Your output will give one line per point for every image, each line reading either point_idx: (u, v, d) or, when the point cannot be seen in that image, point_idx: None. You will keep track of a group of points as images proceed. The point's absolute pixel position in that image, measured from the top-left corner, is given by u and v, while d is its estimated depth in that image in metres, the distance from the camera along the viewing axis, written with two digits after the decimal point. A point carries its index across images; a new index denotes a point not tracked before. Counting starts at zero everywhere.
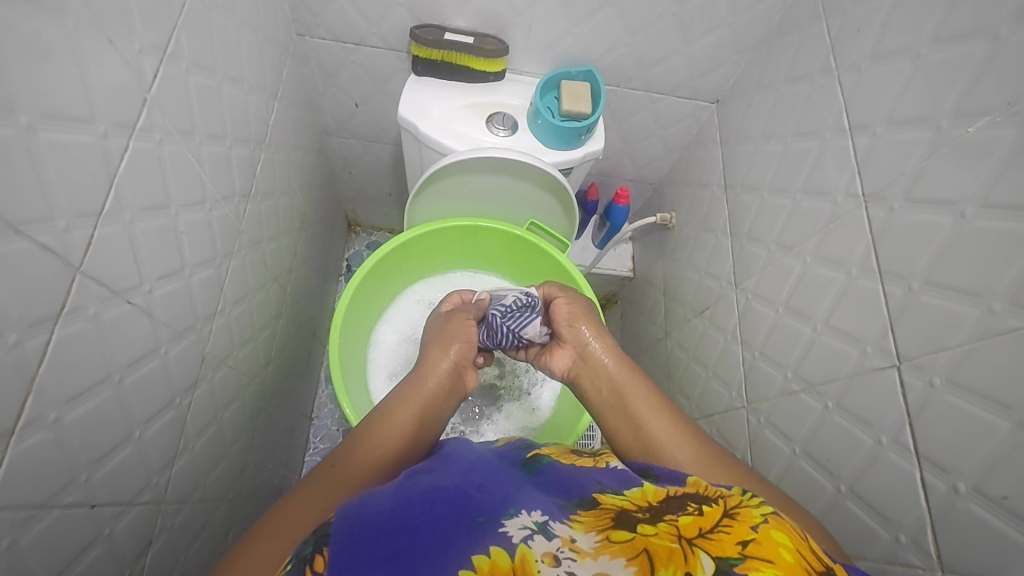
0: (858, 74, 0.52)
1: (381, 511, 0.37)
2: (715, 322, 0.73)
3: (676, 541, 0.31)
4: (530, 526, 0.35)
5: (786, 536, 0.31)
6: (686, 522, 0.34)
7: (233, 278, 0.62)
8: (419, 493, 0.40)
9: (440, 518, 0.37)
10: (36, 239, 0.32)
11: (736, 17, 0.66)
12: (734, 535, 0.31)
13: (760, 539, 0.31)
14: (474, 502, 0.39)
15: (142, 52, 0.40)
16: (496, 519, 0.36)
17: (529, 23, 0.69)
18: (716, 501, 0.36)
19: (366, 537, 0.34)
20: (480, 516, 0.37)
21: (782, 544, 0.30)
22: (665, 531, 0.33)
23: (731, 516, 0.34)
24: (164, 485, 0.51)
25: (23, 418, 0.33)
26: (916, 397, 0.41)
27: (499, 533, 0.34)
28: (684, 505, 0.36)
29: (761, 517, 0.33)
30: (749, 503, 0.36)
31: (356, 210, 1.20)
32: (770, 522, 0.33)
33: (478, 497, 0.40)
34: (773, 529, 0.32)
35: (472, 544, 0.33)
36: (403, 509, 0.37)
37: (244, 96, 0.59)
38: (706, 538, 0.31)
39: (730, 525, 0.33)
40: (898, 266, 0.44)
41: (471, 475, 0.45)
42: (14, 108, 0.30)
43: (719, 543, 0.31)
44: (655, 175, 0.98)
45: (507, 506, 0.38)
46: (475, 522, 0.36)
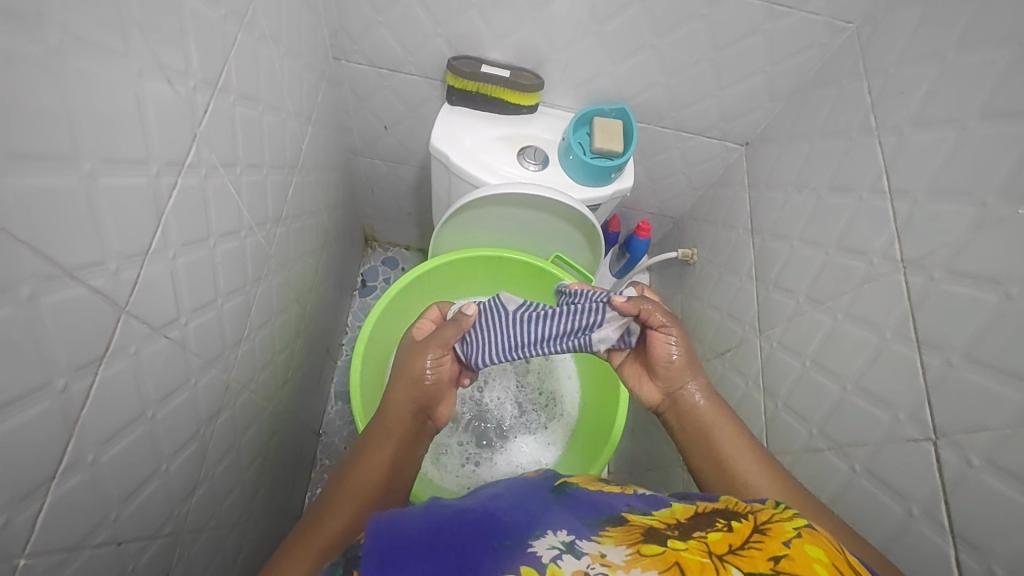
0: (899, 137, 0.52)
1: (410, 534, 0.35)
2: (736, 366, 0.73)
3: (707, 556, 0.30)
4: (557, 545, 0.32)
5: (820, 550, 0.30)
6: (715, 538, 0.32)
7: (259, 303, 0.61)
8: (442, 518, 0.38)
9: (466, 541, 0.35)
10: (88, 283, 0.32)
11: (773, 66, 0.67)
12: (766, 551, 0.30)
13: (794, 555, 0.29)
14: (498, 522, 0.37)
15: (195, 89, 0.40)
16: (523, 539, 0.34)
17: (565, 60, 0.70)
18: (746, 516, 0.35)
19: (396, 559, 0.33)
20: (507, 538, 0.34)
21: (816, 559, 0.29)
22: (695, 546, 0.31)
23: (762, 531, 0.32)
24: (184, 516, 0.51)
25: (64, 461, 0.32)
26: (952, 473, 0.41)
27: (527, 553, 0.32)
28: (712, 521, 0.35)
29: (792, 531, 0.32)
30: (781, 516, 0.34)
31: (374, 226, 1.20)
32: (803, 537, 0.31)
33: (504, 518, 0.38)
34: (807, 544, 0.30)
35: (500, 566, 0.31)
36: (429, 534, 0.36)
37: (283, 123, 0.59)
38: (737, 555, 0.30)
39: (761, 540, 0.31)
40: (936, 336, 0.44)
41: (494, 500, 0.42)
42: (79, 156, 0.29)
43: (751, 559, 0.29)
44: (677, 210, 0.99)
45: (534, 526, 0.35)
46: (503, 545, 0.33)
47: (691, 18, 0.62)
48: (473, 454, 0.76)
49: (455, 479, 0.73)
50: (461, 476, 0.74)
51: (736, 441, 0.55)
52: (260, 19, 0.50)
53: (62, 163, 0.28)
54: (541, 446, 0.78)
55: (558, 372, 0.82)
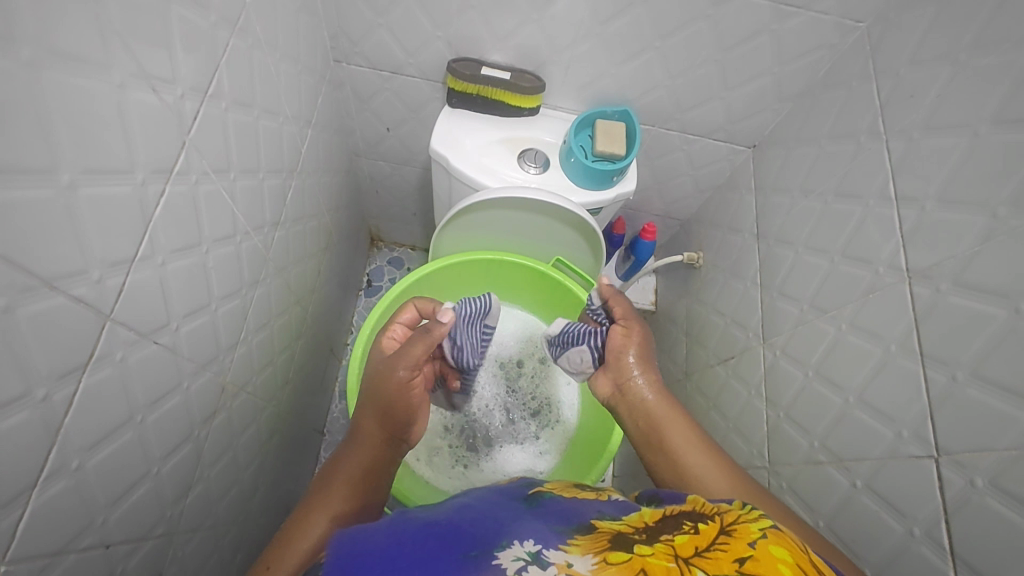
0: (908, 142, 0.50)
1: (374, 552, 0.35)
2: (739, 374, 0.72)
3: (672, 560, 0.29)
4: (523, 556, 0.32)
5: (785, 549, 0.29)
6: (681, 541, 0.32)
7: (257, 306, 0.62)
8: (412, 530, 0.38)
9: (432, 552, 0.34)
10: (70, 293, 0.32)
11: (781, 67, 0.65)
12: (731, 552, 0.29)
13: (758, 555, 0.29)
14: (466, 533, 0.36)
15: (183, 96, 0.40)
16: (489, 549, 0.33)
17: (567, 62, 0.69)
18: (712, 518, 0.34)
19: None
20: (473, 549, 0.34)
21: (781, 559, 0.28)
22: (661, 550, 0.31)
23: (728, 533, 0.32)
24: (177, 517, 0.51)
25: (46, 469, 0.33)
26: (955, 494, 0.39)
27: (492, 565, 0.31)
28: (679, 524, 0.34)
29: (758, 531, 0.31)
30: (747, 517, 0.34)
31: (380, 226, 1.20)
32: (769, 537, 0.31)
33: (471, 530, 0.37)
34: (771, 544, 0.30)
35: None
36: (395, 547, 0.35)
37: (280, 127, 0.59)
38: (702, 557, 0.29)
39: (727, 542, 0.31)
40: (941, 351, 0.42)
41: (466, 510, 0.42)
42: (58, 168, 0.30)
43: (716, 561, 0.29)
44: (684, 212, 0.97)
45: (501, 537, 0.35)
46: (469, 555, 0.33)
47: (695, 19, 0.61)
48: (464, 456, 0.76)
49: (445, 481, 0.73)
50: (451, 478, 0.74)
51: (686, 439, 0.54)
52: (254, 24, 0.50)
53: (39, 175, 0.28)
54: (531, 454, 0.77)
55: (555, 379, 0.81)
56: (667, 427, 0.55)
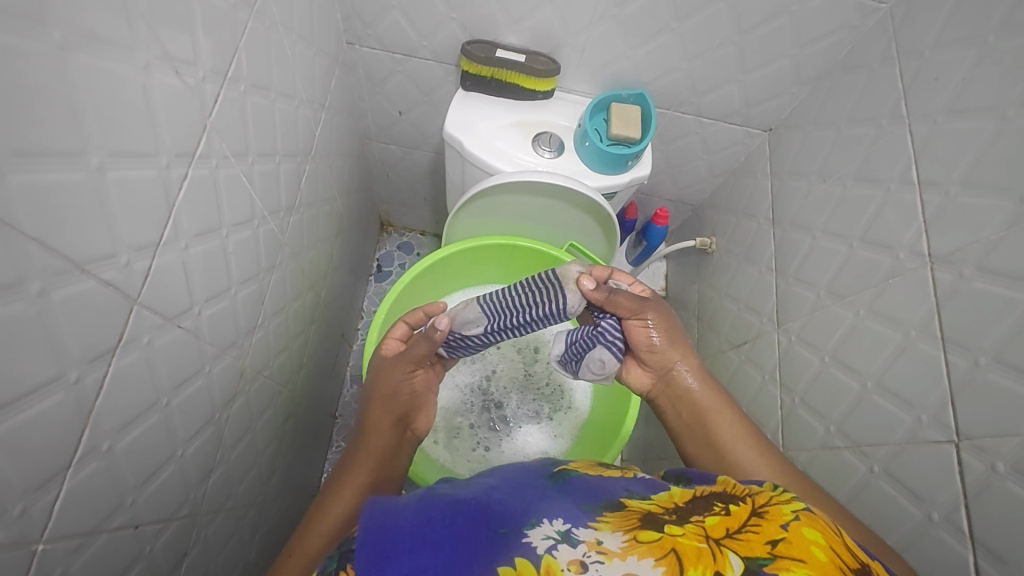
0: (932, 125, 0.49)
1: (405, 521, 0.36)
2: (752, 359, 0.72)
3: (704, 541, 0.30)
4: (553, 535, 0.32)
5: (818, 533, 0.30)
6: (712, 521, 0.32)
7: (273, 291, 0.62)
8: (441, 505, 0.39)
9: (461, 530, 0.35)
10: (100, 276, 0.32)
11: (801, 49, 0.64)
12: (763, 534, 0.30)
13: (792, 538, 0.29)
14: (494, 511, 0.37)
15: (204, 79, 0.40)
16: (518, 528, 0.34)
17: (583, 44, 0.68)
18: (744, 499, 0.35)
19: (390, 546, 0.33)
20: (503, 526, 0.35)
21: (814, 542, 0.29)
22: (692, 531, 0.31)
23: (760, 515, 0.32)
24: (200, 498, 0.52)
25: (80, 450, 0.33)
26: (976, 479, 0.40)
27: (521, 544, 0.32)
28: (710, 504, 0.35)
29: (790, 513, 0.32)
30: (780, 499, 0.34)
31: (389, 210, 1.20)
32: (801, 520, 0.31)
33: (501, 507, 0.38)
34: (804, 527, 0.30)
35: (494, 557, 0.31)
36: (424, 522, 0.36)
37: (295, 111, 0.59)
38: (733, 538, 0.30)
39: (758, 524, 0.31)
40: (964, 337, 0.42)
41: (493, 489, 0.42)
42: (87, 152, 0.29)
43: (749, 544, 0.29)
44: (696, 197, 0.97)
45: (530, 515, 0.35)
46: (498, 534, 0.34)
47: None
48: (483, 439, 0.77)
49: (465, 464, 0.75)
50: (470, 460, 0.76)
51: (733, 431, 0.55)
52: (270, 6, 0.49)
53: (70, 158, 0.28)
54: (547, 436, 0.78)
55: None
56: (713, 417, 0.56)
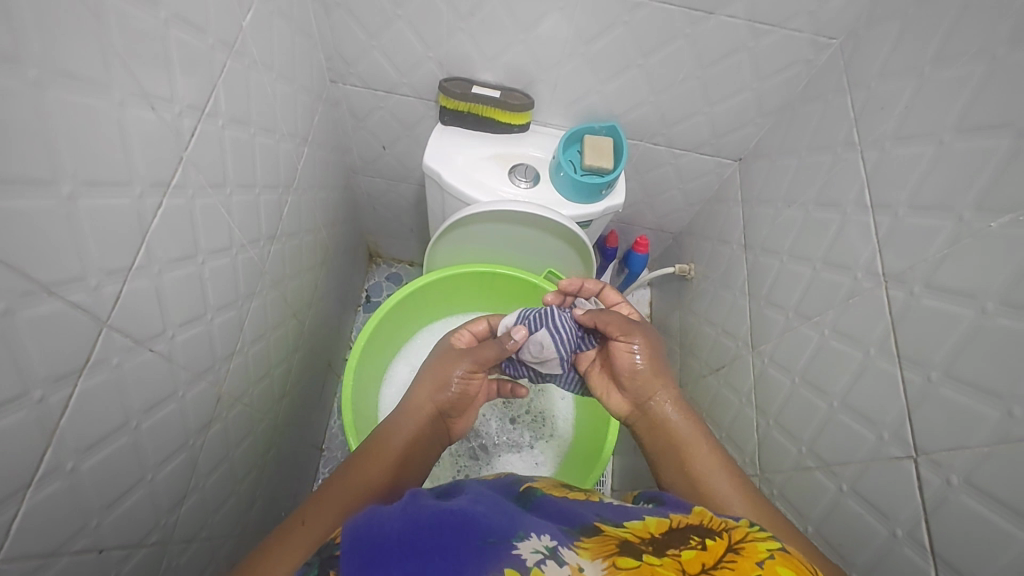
0: (881, 151, 0.52)
1: (392, 526, 0.35)
2: (729, 382, 0.72)
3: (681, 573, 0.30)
4: (541, 550, 0.33)
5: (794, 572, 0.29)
6: (688, 557, 0.32)
7: (253, 318, 0.63)
8: (424, 512, 0.38)
9: (449, 538, 0.34)
10: (67, 298, 0.33)
11: (761, 82, 0.67)
12: (738, 570, 0.30)
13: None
14: (479, 520, 0.37)
15: (181, 114, 0.42)
16: (506, 540, 0.34)
17: (555, 80, 0.71)
18: (720, 535, 0.35)
19: (376, 556, 0.32)
20: (490, 536, 0.34)
21: None
22: (669, 563, 0.31)
23: (736, 551, 0.32)
24: (172, 525, 0.52)
25: (41, 469, 0.34)
26: (933, 493, 0.40)
27: (510, 555, 0.32)
28: (686, 538, 0.35)
29: (766, 552, 0.31)
30: (757, 536, 0.34)
31: (378, 242, 1.22)
32: (777, 559, 0.31)
33: (486, 517, 0.37)
34: (779, 564, 0.30)
35: (483, 566, 0.31)
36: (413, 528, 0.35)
37: (277, 144, 0.62)
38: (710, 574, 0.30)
39: (734, 560, 0.31)
40: (917, 352, 0.43)
41: (477, 498, 0.42)
42: (58, 179, 0.31)
43: None
44: (675, 225, 0.99)
45: (517, 528, 0.36)
46: (486, 543, 0.33)
47: (675, 37, 0.63)
48: (464, 467, 0.77)
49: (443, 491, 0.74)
50: None
51: (712, 461, 0.53)
52: (250, 47, 0.52)
53: (39, 186, 0.30)
54: (527, 464, 0.78)
55: (551, 393, 0.83)
56: (690, 447, 0.54)
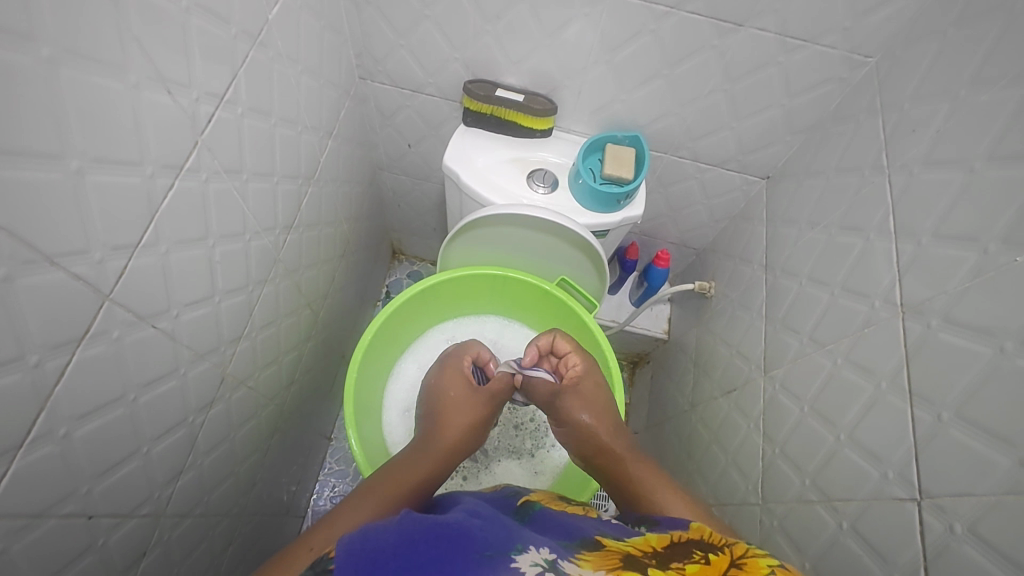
0: (908, 176, 0.49)
1: (386, 543, 0.34)
2: (740, 406, 0.70)
3: None
4: (541, 562, 0.32)
5: None
6: (692, 570, 0.32)
7: (264, 304, 0.64)
8: (421, 526, 0.37)
9: (447, 550, 0.34)
10: (69, 270, 0.35)
11: (791, 98, 0.65)
12: None
13: None
14: (476, 532, 0.36)
15: (198, 100, 0.44)
16: (505, 552, 0.33)
17: (579, 86, 0.71)
18: (721, 550, 0.35)
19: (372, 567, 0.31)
20: (488, 549, 0.34)
21: None
22: None
23: (738, 566, 0.32)
24: (166, 500, 0.53)
25: (33, 432, 0.35)
26: (935, 540, 0.38)
27: (510, 567, 0.31)
28: (689, 552, 0.35)
29: (767, 567, 0.32)
30: (757, 553, 0.34)
31: (401, 239, 1.24)
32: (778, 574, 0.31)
33: (482, 530, 0.37)
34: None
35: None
36: (409, 540, 0.35)
37: (298, 136, 0.63)
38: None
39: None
40: (929, 390, 0.41)
41: (473, 511, 0.42)
42: (66, 154, 0.33)
43: None
44: (699, 241, 0.96)
45: (515, 541, 0.35)
46: (485, 554, 0.33)
47: (702, 49, 0.61)
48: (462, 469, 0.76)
49: None
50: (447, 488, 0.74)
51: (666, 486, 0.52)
52: (275, 40, 0.54)
53: (48, 160, 0.32)
54: (527, 472, 0.77)
55: None
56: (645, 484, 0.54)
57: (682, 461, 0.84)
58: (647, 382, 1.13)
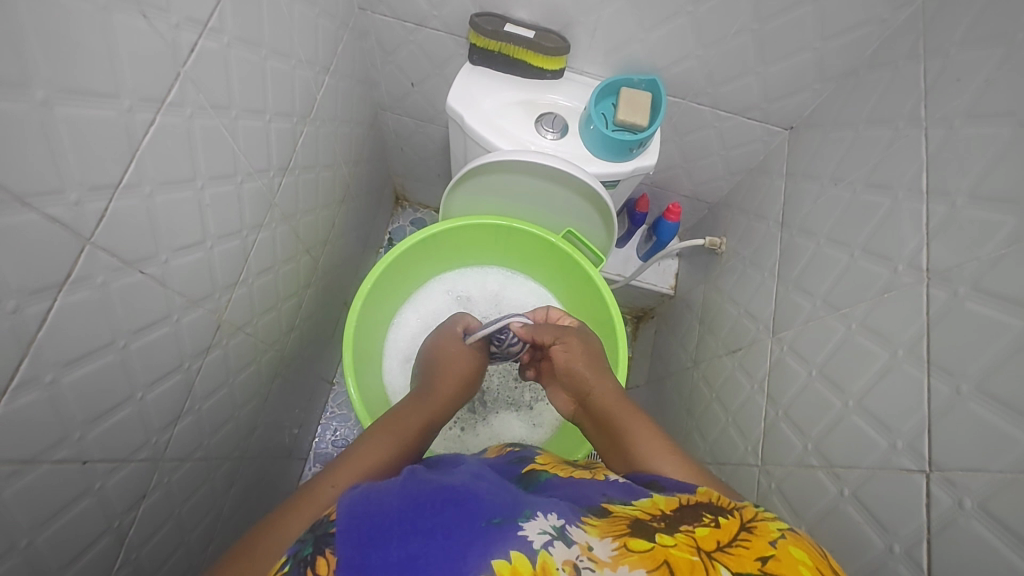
0: (947, 130, 0.45)
1: (387, 510, 0.33)
2: (744, 366, 0.69)
3: (695, 553, 0.29)
4: (549, 530, 0.31)
5: (806, 553, 0.29)
6: (702, 533, 0.31)
7: (260, 250, 0.62)
8: (425, 491, 0.36)
9: (451, 518, 0.33)
10: (43, 211, 0.33)
11: (824, 42, 0.60)
12: (753, 550, 0.29)
13: (781, 556, 0.29)
14: (481, 498, 0.35)
15: (179, 27, 0.40)
16: (512, 519, 0.32)
17: (594, 23, 0.65)
18: (731, 512, 0.34)
19: (376, 538, 0.31)
20: (495, 516, 0.33)
21: (802, 562, 0.28)
22: (683, 541, 0.30)
23: (748, 529, 0.31)
24: (164, 444, 0.53)
25: (17, 378, 0.34)
26: (942, 513, 0.37)
27: (516, 535, 0.30)
28: (698, 514, 0.34)
29: (778, 531, 0.31)
30: (766, 515, 0.34)
31: (404, 184, 1.20)
32: (789, 538, 0.30)
33: (488, 496, 0.36)
34: (791, 546, 0.30)
35: (489, 548, 0.29)
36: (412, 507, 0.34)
37: (292, 71, 0.59)
38: (725, 552, 0.29)
39: (748, 538, 0.31)
40: (950, 361, 0.39)
41: (479, 476, 0.41)
42: (30, 83, 0.30)
43: (739, 558, 0.29)
44: (713, 195, 0.93)
45: (521, 507, 0.34)
46: (491, 522, 0.32)
47: None
48: (460, 419, 0.77)
49: (438, 441, 0.75)
50: (445, 439, 0.75)
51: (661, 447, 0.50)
52: None
53: (11, 89, 0.29)
54: (525, 424, 0.78)
55: None
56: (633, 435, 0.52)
57: (681, 417, 0.84)
58: (650, 337, 1.12)
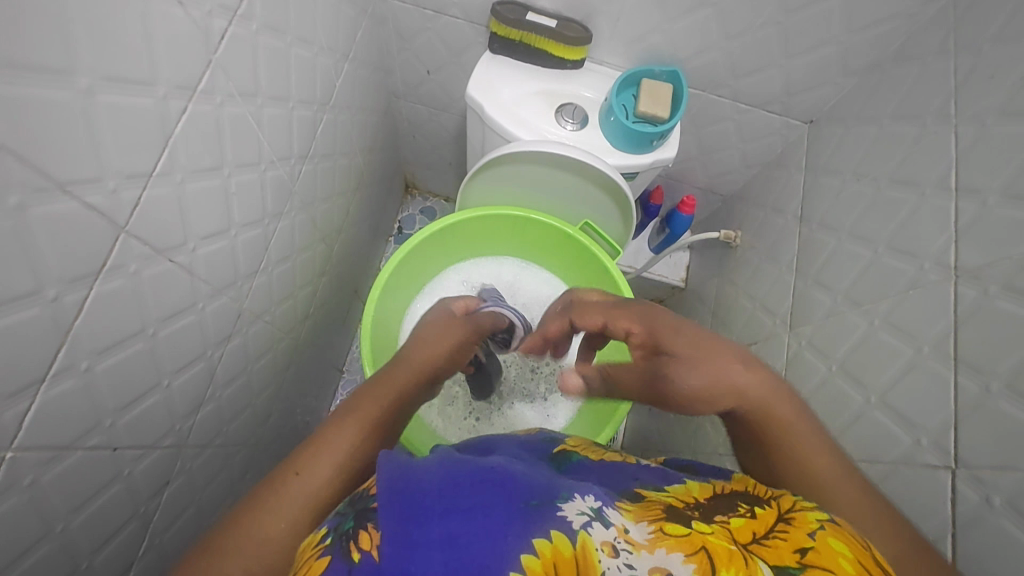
0: (978, 128, 0.45)
1: (425, 483, 0.32)
2: (760, 360, 0.69)
3: (733, 543, 0.29)
4: (587, 512, 0.32)
5: (845, 544, 0.28)
6: (737, 523, 0.31)
7: (280, 238, 0.62)
8: (465, 468, 0.36)
9: (486, 496, 0.32)
10: (83, 199, 0.32)
11: (850, 35, 0.60)
12: (791, 541, 0.29)
13: (819, 547, 0.28)
14: (519, 480, 0.35)
15: (211, 13, 0.40)
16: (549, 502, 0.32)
17: (618, 13, 0.65)
18: (767, 502, 0.34)
19: (410, 509, 0.30)
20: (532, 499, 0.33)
21: (842, 554, 0.27)
22: (720, 531, 0.31)
23: (787, 521, 0.31)
24: (187, 430, 0.54)
25: (54, 366, 0.34)
26: (968, 509, 0.38)
27: (556, 517, 0.31)
28: (733, 505, 0.34)
29: (816, 521, 0.30)
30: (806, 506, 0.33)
31: (414, 173, 1.20)
32: (827, 530, 0.29)
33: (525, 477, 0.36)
34: (831, 537, 0.29)
35: (529, 527, 0.29)
36: (450, 482, 0.33)
37: (314, 58, 0.58)
38: (761, 544, 0.29)
39: (786, 530, 0.30)
40: (979, 358, 0.39)
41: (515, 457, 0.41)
42: (74, 71, 0.30)
43: (775, 551, 0.28)
44: (727, 187, 0.92)
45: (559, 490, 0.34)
46: (529, 505, 0.32)
47: None
48: (475, 410, 0.78)
49: (454, 432, 0.76)
50: (461, 429, 0.77)
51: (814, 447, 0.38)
52: None
53: (56, 76, 0.29)
54: (539, 415, 0.78)
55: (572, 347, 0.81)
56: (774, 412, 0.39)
57: None
58: None
